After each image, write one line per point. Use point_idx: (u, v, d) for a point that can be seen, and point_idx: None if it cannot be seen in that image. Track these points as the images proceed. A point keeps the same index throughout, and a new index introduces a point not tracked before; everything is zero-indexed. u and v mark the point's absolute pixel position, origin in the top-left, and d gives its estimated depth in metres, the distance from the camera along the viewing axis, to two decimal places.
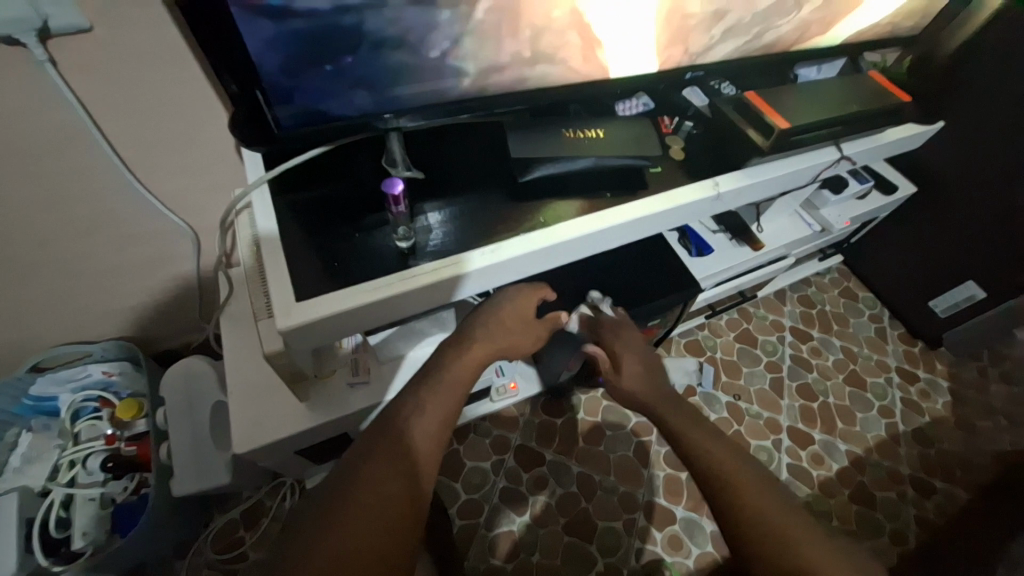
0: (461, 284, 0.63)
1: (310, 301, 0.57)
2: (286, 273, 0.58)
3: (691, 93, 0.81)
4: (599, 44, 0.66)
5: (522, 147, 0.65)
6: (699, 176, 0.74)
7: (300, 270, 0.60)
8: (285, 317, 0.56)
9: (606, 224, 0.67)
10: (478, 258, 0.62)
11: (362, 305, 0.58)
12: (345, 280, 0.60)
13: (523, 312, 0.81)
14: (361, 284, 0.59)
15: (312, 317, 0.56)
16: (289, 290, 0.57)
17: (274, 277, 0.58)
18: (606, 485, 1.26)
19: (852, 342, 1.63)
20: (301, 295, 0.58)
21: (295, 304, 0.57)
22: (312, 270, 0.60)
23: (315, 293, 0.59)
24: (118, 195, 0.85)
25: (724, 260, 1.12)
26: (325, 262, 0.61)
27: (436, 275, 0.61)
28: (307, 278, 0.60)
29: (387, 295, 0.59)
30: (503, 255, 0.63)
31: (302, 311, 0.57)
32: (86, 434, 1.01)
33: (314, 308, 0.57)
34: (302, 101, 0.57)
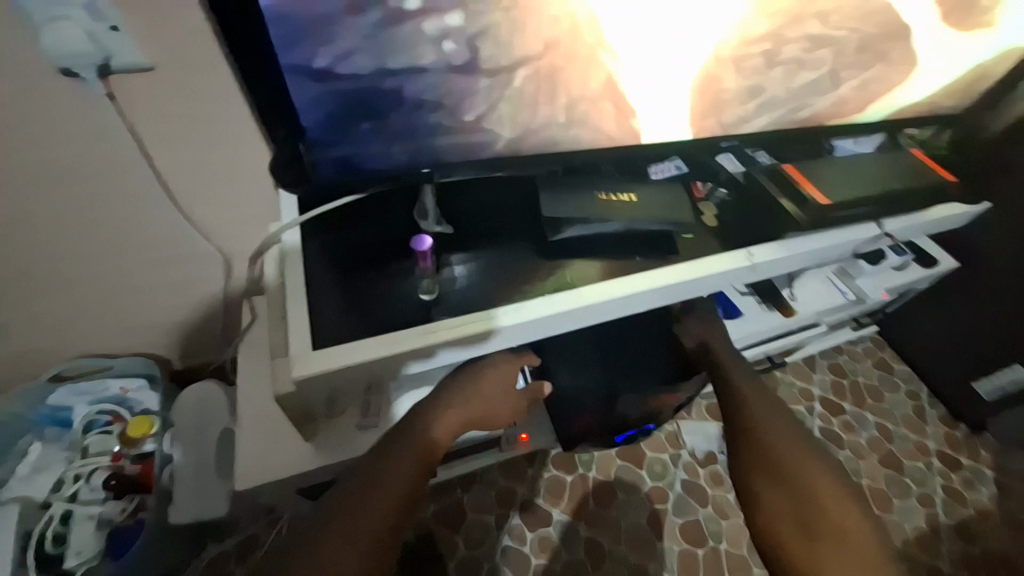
0: (484, 341, 0.62)
1: (327, 350, 0.57)
2: (306, 319, 0.60)
3: (724, 160, 0.80)
4: (634, 112, 0.66)
5: (553, 207, 0.65)
6: (732, 245, 0.72)
7: (325, 317, 0.61)
8: (300, 366, 0.57)
9: (634, 290, 0.65)
10: (499, 318, 0.61)
11: (379, 358, 0.58)
12: (364, 329, 0.60)
13: (506, 378, 0.83)
14: (379, 335, 0.59)
15: (328, 366, 0.56)
16: (307, 338, 0.58)
17: (296, 323, 0.59)
18: (615, 553, 1.18)
19: (887, 419, 1.53)
20: (318, 342, 0.59)
21: (311, 353, 0.57)
22: (335, 318, 0.61)
23: (333, 342, 0.59)
24: (157, 219, 0.88)
25: (753, 324, 1.09)
26: (347, 309, 0.61)
27: (458, 331, 0.60)
28: (329, 326, 0.60)
29: (404, 349, 0.58)
30: (528, 315, 0.62)
31: (318, 361, 0.57)
32: (95, 449, 1.00)
33: (329, 359, 0.57)
34: (340, 152, 0.58)
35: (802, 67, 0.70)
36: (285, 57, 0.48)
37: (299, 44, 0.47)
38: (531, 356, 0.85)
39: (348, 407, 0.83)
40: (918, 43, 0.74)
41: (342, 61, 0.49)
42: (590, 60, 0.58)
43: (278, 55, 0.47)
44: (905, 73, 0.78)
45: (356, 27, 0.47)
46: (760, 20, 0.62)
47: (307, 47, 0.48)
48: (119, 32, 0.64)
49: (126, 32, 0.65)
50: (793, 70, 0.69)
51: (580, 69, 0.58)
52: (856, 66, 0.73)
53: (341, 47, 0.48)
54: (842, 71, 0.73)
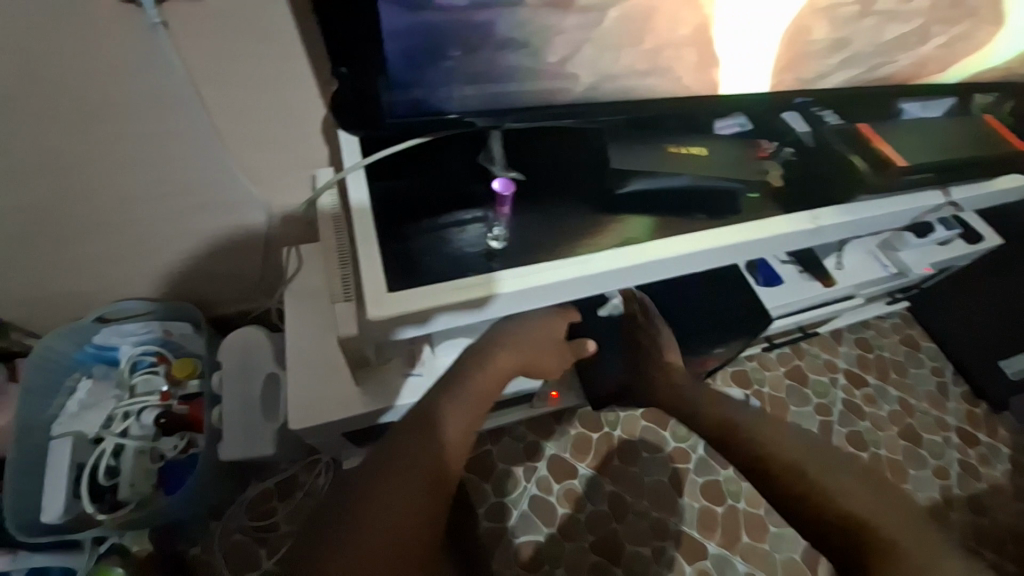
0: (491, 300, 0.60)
1: (402, 293, 0.58)
2: (378, 261, 0.59)
3: (789, 118, 0.78)
4: (718, 62, 0.63)
5: (623, 160, 0.64)
6: (797, 208, 0.70)
7: (388, 264, 0.60)
8: (376, 306, 0.57)
9: (704, 247, 0.64)
10: (568, 269, 0.61)
11: (441, 306, 0.58)
12: (435, 275, 0.60)
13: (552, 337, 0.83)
14: (448, 282, 0.59)
15: (402, 309, 0.57)
16: (381, 279, 0.58)
17: (369, 263, 0.59)
18: (637, 508, 1.23)
19: (910, 394, 1.54)
20: (392, 286, 0.59)
21: (386, 294, 0.58)
22: (405, 262, 0.61)
23: (406, 286, 0.59)
24: (207, 161, 0.88)
25: (794, 293, 1.07)
26: (417, 255, 0.61)
27: (527, 282, 0.60)
28: (401, 269, 0.60)
29: (477, 296, 0.58)
30: (597, 268, 0.61)
31: (393, 302, 0.57)
32: (143, 387, 1.04)
33: (403, 301, 0.57)
34: (416, 92, 0.56)
35: (891, 19, 0.66)
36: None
37: None
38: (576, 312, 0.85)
39: (394, 356, 0.85)
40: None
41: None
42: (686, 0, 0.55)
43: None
44: (998, 30, 0.73)
45: None
46: None
47: None
48: None
49: None
50: (883, 22, 0.66)
51: (673, 11, 0.56)
52: (948, 21, 0.69)
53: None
54: (932, 26, 0.69)
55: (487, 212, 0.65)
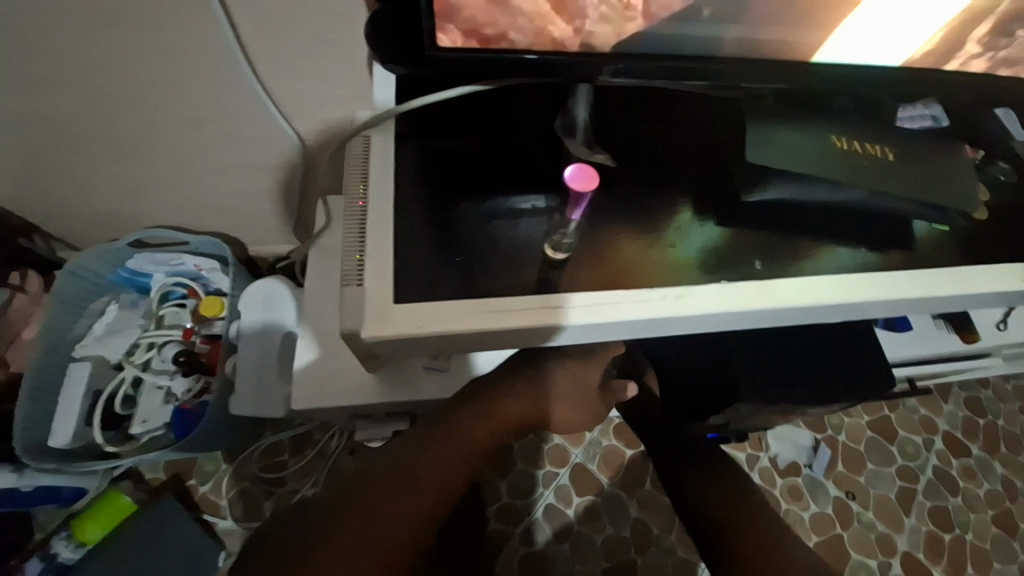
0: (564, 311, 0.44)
1: (416, 308, 0.44)
2: (390, 264, 0.45)
3: (1005, 119, 0.55)
4: (911, 14, 0.43)
5: (763, 154, 0.47)
6: (991, 256, 0.49)
7: (411, 257, 0.46)
8: (373, 326, 0.44)
9: (850, 301, 0.45)
10: (641, 308, 0.44)
11: (474, 328, 0.44)
12: (465, 286, 0.45)
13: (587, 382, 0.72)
14: (479, 302, 0.44)
15: (411, 329, 0.43)
16: (388, 288, 0.44)
17: (377, 265, 0.45)
18: (663, 543, 1.09)
19: (1020, 475, 1.26)
20: (406, 294, 0.45)
21: (394, 305, 0.44)
22: (428, 263, 0.46)
23: (422, 299, 0.45)
24: (236, 87, 0.75)
25: (921, 344, 0.85)
26: (448, 256, 0.46)
27: (592, 316, 0.44)
28: (420, 273, 0.46)
29: (514, 326, 0.44)
30: (682, 309, 0.44)
31: (402, 319, 0.44)
32: (170, 320, 1.01)
33: (418, 322, 0.44)
34: (471, 12, 0.41)
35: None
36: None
37: None
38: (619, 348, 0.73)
39: None
40: None
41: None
42: None
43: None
44: None
45: None
46: None
47: None
48: None
49: None
50: None
51: None
52: None
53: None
54: None
55: (553, 204, 0.49)
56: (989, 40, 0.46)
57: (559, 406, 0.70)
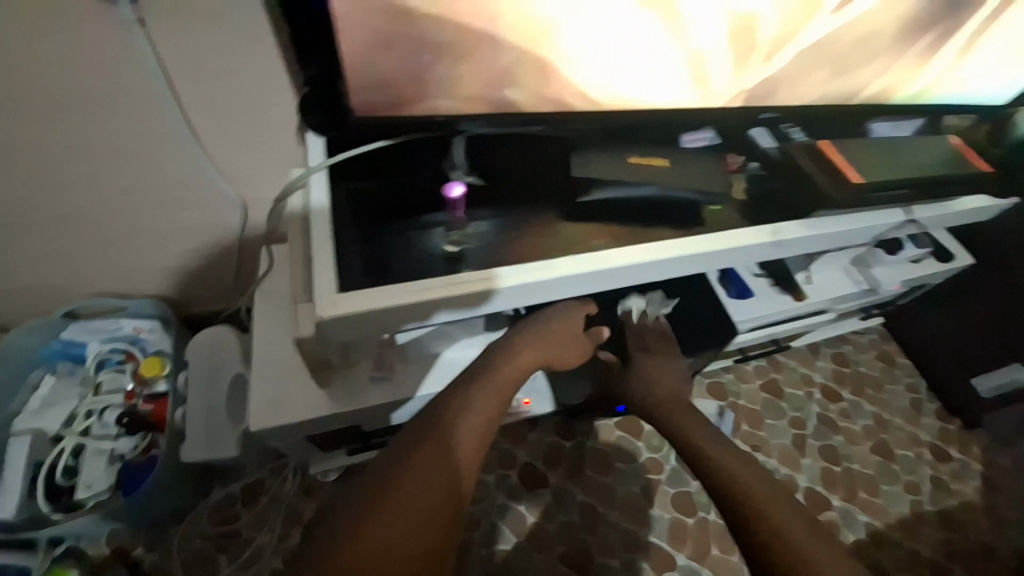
0: (485, 300, 0.60)
1: (352, 296, 0.57)
2: (330, 263, 0.58)
3: (758, 134, 0.80)
4: (674, 80, 0.63)
5: (589, 168, 0.64)
6: (756, 220, 0.71)
7: (347, 261, 0.60)
8: (326, 307, 0.56)
9: (658, 258, 0.64)
10: (519, 277, 0.60)
11: (403, 305, 0.57)
12: (392, 276, 0.60)
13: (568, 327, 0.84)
14: (400, 284, 0.58)
15: (352, 309, 0.56)
16: (331, 280, 0.57)
17: (319, 264, 0.58)
18: (609, 518, 1.22)
19: (885, 410, 1.54)
20: (343, 286, 0.58)
21: (337, 295, 0.57)
22: (357, 264, 0.60)
23: (359, 289, 0.58)
24: (177, 159, 0.86)
25: (765, 305, 1.09)
26: (373, 259, 0.61)
27: (480, 286, 0.59)
28: (354, 271, 0.59)
29: (424, 300, 0.57)
30: (550, 274, 0.61)
31: (342, 304, 0.56)
32: (108, 385, 1.04)
33: (353, 304, 0.56)
34: (365, 95, 0.54)
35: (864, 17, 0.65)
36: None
37: None
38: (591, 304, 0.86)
39: (362, 359, 0.85)
40: (982, 35, 0.74)
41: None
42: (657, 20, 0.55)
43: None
44: (957, 58, 0.76)
45: None
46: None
47: None
48: None
49: None
50: (850, 47, 0.69)
51: (647, 30, 0.56)
52: (907, 44, 0.71)
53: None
54: (896, 50, 0.71)
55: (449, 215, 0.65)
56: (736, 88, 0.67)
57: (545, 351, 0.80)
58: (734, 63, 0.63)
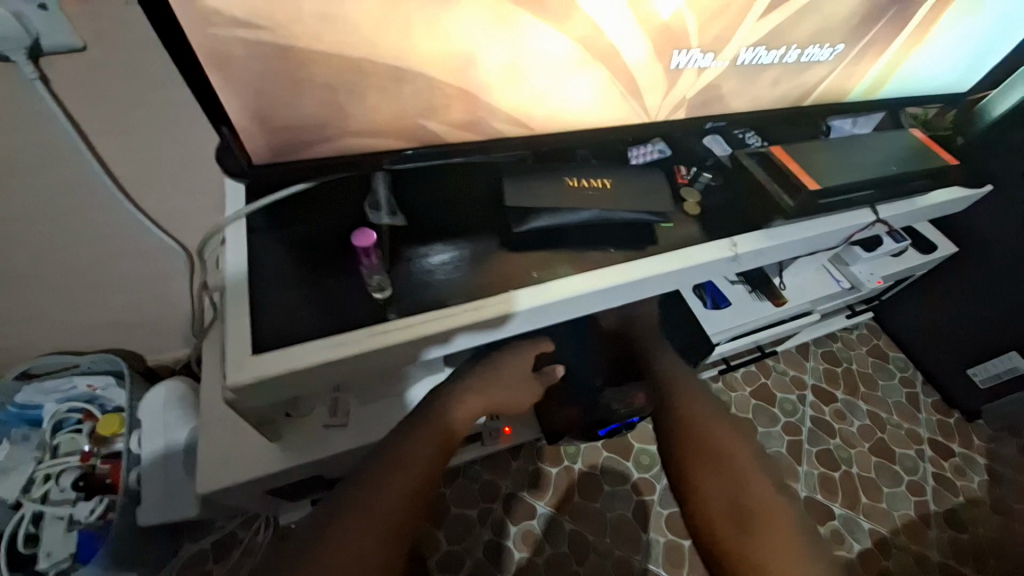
0: (502, 324, 0.58)
1: (270, 355, 0.50)
2: (244, 322, 0.51)
3: (711, 142, 0.76)
4: (602, 100, 0.60)
5: (519, 195, 0.60)
6: (710, 235, 0.68)
7: (266, 316, 0.52)
8: (236, 373, 0.49)
9: (609, 285, 0.60)
10: (456, 318, 0.55)
11: (331, 360, 0.51)
12: (318, 328, 0.53)
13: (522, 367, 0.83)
14: (328, 336, 0.52)
15: (267, 373, 0.49)
16: (245, 341, 0.50)
17: (233, 323, 0.51)
18: (600, 547, 1.16)
19: (881, 407, 1.49)
20: (258, 346, 0.51)
21: (250, 357, 0.49)
22: (279, 319, 0.53)
23: (277, 346, 0.51)
24: (110, 211, 0.81)
25: (743, 314, 1.05)
26: (289, 313, 0.53)
27: (416, 332, 0.53)
28: (269, 328, 0.52)
29: (354, 351, 0.51)
30: (490, 313, 0.56)
31: (258, 366, 0.49)
32: (65, 447, 1.00)
33: (272, 363, 0.49)
34: (265, 142, 0.51)
35: (811, 14, 0.61)
36: (209, 13, 0.40)
37: (246, 4, 0.40)
38: (546, 342, 0.86)
39: (317, 407, 0.81)
40: (933, 28, 0.71)
41: (254, 14, 0.41)
42: (573, 42, 0.52)
43: (208, 18, 0.41)
44: (907, 53, 0.73)
45: (319, 10, 0.42)
46: (736, 6, 0.56)
47: (252, 4, 0.41)
48: (48, 11, 0.57)
49: (56, 11, 0.57)
50: (795, 52, 0.65)
51: (566, 51, 0.53)
52: (853, 43, 0.68)
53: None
54: (841, 49, 0.68)
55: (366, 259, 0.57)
56: (673, 101, 0.65)
57: (493, 394, 0.78)
58: (666, 77, 0.60)
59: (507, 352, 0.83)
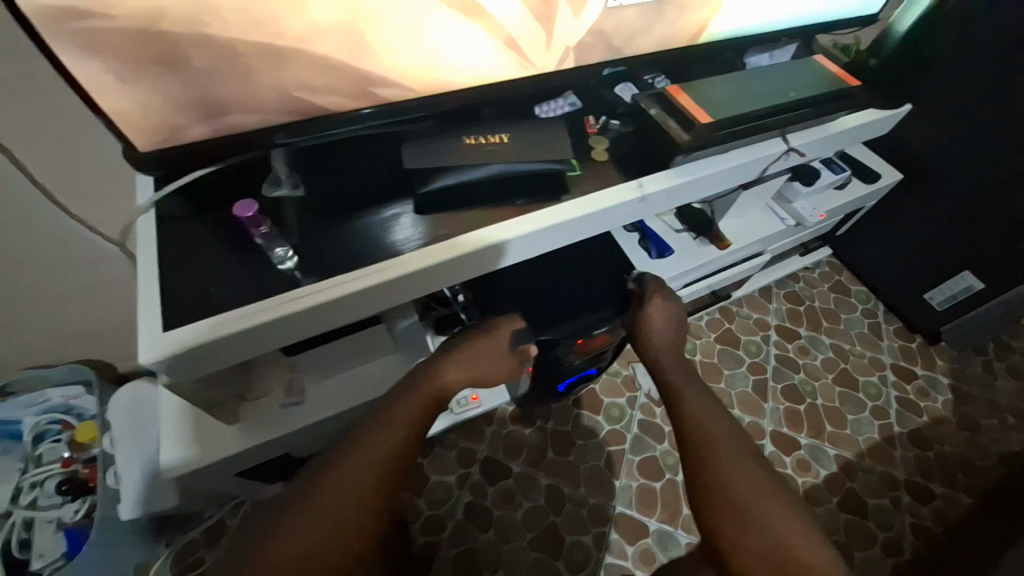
0: (500, 255, 0.64)
1: (182, 330, 0.53)
2: (157, 302, 0.54)
3: (622, 90, 0.78)
4: (492, 55, 0.62)
5: (418, 157, 0.62)
6: (617, 180, 0.70)
7: (177, 297, 0.55)
8: (153, 351, 0.51)
9: (588, 213, 0.66)
10: (465, 249, 0.61)
11: (260, 325, 0.54)
12: (227, 306, 0.55)
13: (494, 345, 0.79)
14: (258, 306, 0.55)
15: (181, 348, 0.52)
16: (155, 321, 0.53)
17: (144, 307, 0.54)
18: (575, 497, 1.21)
19: (844, 339, 1.54)
20: (170, 324, 0.53)
21: (161, 335, 0.52)
22: (186, 300, 0.55)
23: (189, 322, 0.54)
24: (44, 221, 0.82)
25: (687, 259, 1.08)
26: (202, 289, 0.56)
27: (418, 263, 0.59)
28: (182, 304, 0.55)
29: (356, 290, 0.57)
30: (478, 245, 0.62)
31: (172, 341, 0.52)
32: (48, 456, 1.03)
33: (196, 335, 0.53)
34: (152, 130, 0.52)
35: None
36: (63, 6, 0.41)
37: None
38: (516, 321, 0.81)
39: (272, 388, 0.84)
40: None
41: (110, 4, 0.42)
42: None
43: (63, 9, 0.42)
44: None
45: None
46: None
47: None
48: None
49: None
50: None
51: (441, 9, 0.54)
52: None
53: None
54: None
55: (275, 230, 0.58)
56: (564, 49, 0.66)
57: (468, 369, 0.76)
58: (549, 26, 0.62)
59: (485, 324, 0.81)
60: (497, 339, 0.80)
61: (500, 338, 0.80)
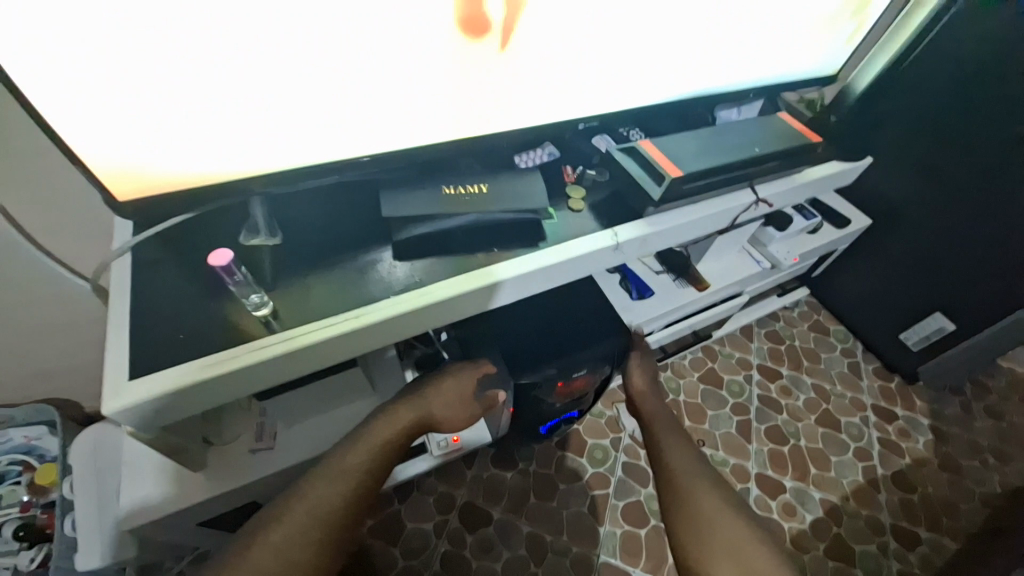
0: (493, 296, 0.66)
1: (148, 378, 0.51)
2: (124, 348, 0.53)
3: (597, 141, 0.81)
4: (470, 110, 0.65)
5: (397, 206, 0.63)
6: (592, 228, 0.72)
7: (144, 343, 0.54)
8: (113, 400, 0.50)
9: (570, 258, 0.68)
10: (454, 290, 0.62)
11: (227, 374, 0.53)
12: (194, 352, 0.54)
13: (461, 390, 0.81)
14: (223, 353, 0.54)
15: (141, 398, 0.50)
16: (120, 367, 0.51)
17: (111, 353, 0.52)
18: (557, 545, 1.17)
19: (824, 379, 1.55)
20: (136, 371, 0.52)
21: (124, 383, 0.50)
22: (153, 347, 0.54)
23: (155, 369, 0.52)
24: (17, 259, 0.81)
25: (667, 301, 1.09)
26: (170, 336, 0.55)
27: (410, 303, 0.60)
28: (149, 351, 0.54)
29: (343, 333, 0.57)
30: (478, 284, 0.63)
31: (135, 390, 0.50)
32: (5, 500, 0.99)
33: (157, 385, 0.51)
34: (131, 178, 0.53)
35: None
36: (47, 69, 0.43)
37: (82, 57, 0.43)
38: (488, 366, 0.83)
39: (243, 432, 0.82)
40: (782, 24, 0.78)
41: (95, 66, 0.44)
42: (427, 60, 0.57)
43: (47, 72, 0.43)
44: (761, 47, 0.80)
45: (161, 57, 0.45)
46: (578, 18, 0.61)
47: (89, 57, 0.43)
48: None
49: None
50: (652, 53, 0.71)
51: (422, 71, 0.57)
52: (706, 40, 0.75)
53: (98, 51, 0.43)
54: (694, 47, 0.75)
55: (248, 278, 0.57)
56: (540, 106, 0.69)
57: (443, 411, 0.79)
58: (526, 85, 0.65)
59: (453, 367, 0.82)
60: (465, 385, 0.82)
61: (467, 384, 0.82)
